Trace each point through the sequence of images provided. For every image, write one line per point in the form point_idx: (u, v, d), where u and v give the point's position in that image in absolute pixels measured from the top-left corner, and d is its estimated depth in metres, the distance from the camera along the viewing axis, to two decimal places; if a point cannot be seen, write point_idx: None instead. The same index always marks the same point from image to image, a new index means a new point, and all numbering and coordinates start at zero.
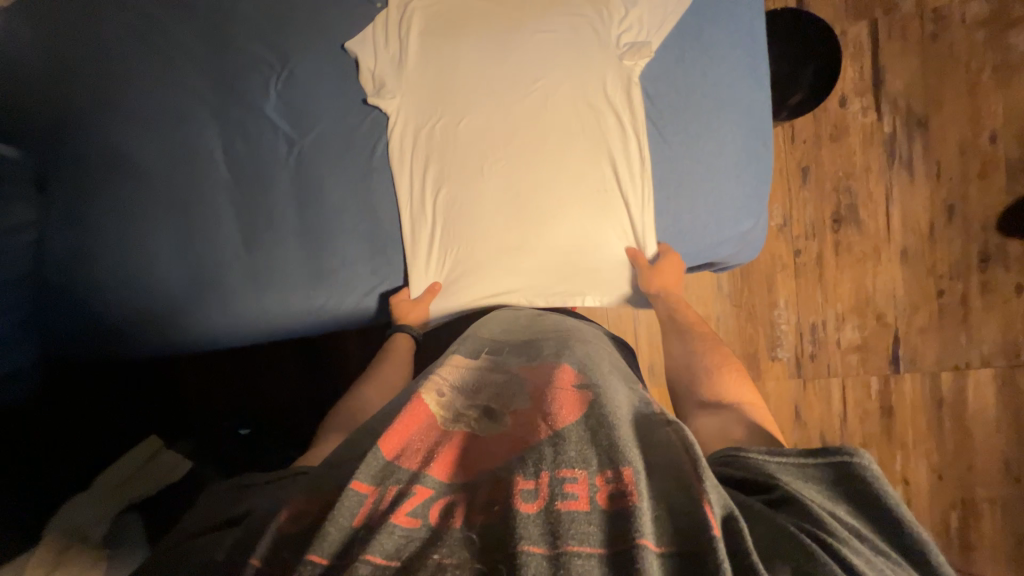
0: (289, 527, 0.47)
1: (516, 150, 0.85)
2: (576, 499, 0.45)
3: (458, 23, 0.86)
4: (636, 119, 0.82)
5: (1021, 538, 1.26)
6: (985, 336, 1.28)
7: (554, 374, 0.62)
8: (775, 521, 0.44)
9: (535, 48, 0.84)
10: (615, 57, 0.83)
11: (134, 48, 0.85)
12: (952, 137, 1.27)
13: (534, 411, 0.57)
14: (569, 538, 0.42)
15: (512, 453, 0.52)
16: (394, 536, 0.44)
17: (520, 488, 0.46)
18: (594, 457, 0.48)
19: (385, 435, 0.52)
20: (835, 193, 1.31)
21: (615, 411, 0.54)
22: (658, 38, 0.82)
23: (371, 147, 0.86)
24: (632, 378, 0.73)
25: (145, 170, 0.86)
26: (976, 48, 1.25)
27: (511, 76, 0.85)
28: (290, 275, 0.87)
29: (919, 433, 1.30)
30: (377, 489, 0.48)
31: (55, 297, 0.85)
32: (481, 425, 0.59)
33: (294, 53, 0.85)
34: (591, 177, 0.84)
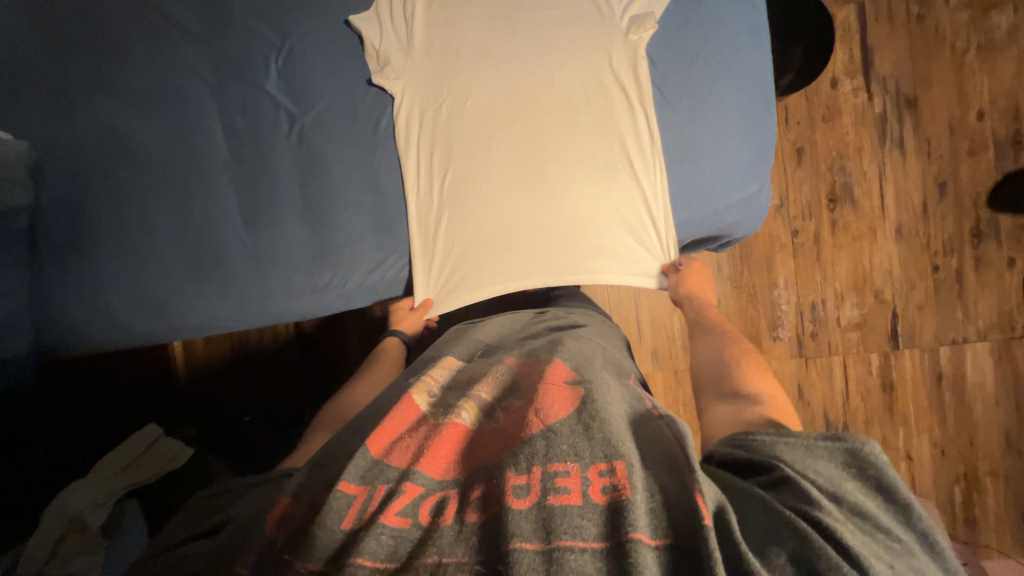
0: (275, 531, 0.49)
1: (522, 128, 0.84)
2: (569, 494, 0.45)
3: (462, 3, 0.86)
4: (642, 88, 0.82)
5: (1022, 509, 1.27)
6: (980, 310, 1.30)
7: (547, 369, 0.63)
8: (771, 507, 0.47)
9: (540, 25, 0.84)
10: (619, 30, 0.83)
11: (130, 27, 0.84)
12: (941, 116, 1.30)
13: (526, 405, 0.57)
14: (562, 534, 0.43)
15: (504, 450, 0.51)
16: (384, 538, 0.45)
17: (511, 484, 0.46)
18: (589, 449, 0.48)
19: (373, 435, 0.54)
20: (830, 173, 1.33)
21: (610, 406, 0.55)
22: (659, 9, 0.82)
23: (375, 123, 0.85)
24: (625, 369, 0.74)
25: (142, 149, 0.84)
26: (960, 29, 1.28)
27: (516, 53, 0.84)
28: (294, 254, 0.86)
29: (921, 409, 1.31)
30: (364, 489, 0.49)
31: (54, 279, 0.84)
32: (473, 419, 0.58)
33: (294, 28, 0.84)
34: (598, 151, 0.84)
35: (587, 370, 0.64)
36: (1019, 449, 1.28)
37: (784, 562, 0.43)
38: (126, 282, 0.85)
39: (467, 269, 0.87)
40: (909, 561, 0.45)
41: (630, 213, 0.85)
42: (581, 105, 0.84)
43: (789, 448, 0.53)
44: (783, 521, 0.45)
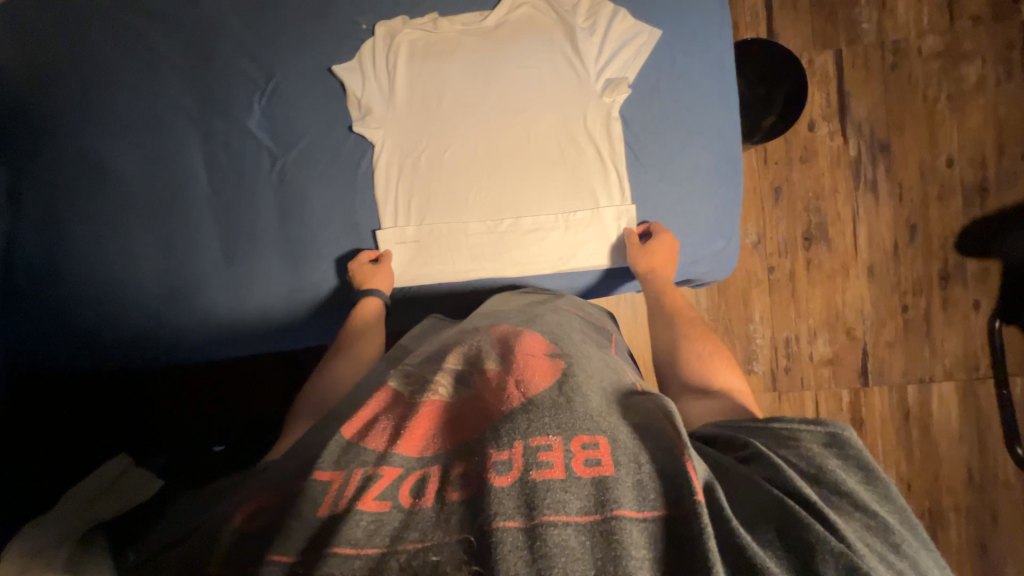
0: (245, 525, 0.45)
1: (499, 178, 0.88)
2: (552, 468, 0.42)
3: (445, 56, 0.88)
4: (613, 148, 0.87)
5: (983, 545, 1.31)
6: (947, 350, 1.34)
7: (523, 342, 0.62)
8: (760, 485, 0.44)
9: (520, 81, 0.88)
10: (594, 93, 0.87)
11: (116, 60, 0.86)
12: (912, 161, 1.34)
13: (504, 372, 0.54)
14: (545, 510, 0.40)
15: (483, 424, 0.48)
16: (362, 524, 0.41)
17: (493, 460, 0.43)
18: (571, 421, 0.46)
19: (348, 422, 0.51)
20: (806, 213, 1.36)
21: (586, 381, 0.54)
22: (632, 73, 0.87)
23: (354, 167, 0.88)
24: (603, 341, 0.75)
25: (126, 181, 0.86)
26: (931, 78, 1.33)
27: (496, 107, 0.88)
28: (272, 286, 0.89)
29: (888, 444, 1.35)
30: (338, 474, 0.46)
31: (29, 304, 0.85)
32: (449, 391, 0.54)
33: (280, 69, 0.88)
34: (569, 201, 0.87)
35: (562, 345, 0.63)
36: (982, 485, 1.32)
37: (776, 542, 0.41)
38: (107, 308, 0.86)
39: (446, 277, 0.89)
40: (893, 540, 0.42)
41: (595, 260, 0.88)
42: (553, 157, 0.87)
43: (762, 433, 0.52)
44: (776, 501, 0.42)
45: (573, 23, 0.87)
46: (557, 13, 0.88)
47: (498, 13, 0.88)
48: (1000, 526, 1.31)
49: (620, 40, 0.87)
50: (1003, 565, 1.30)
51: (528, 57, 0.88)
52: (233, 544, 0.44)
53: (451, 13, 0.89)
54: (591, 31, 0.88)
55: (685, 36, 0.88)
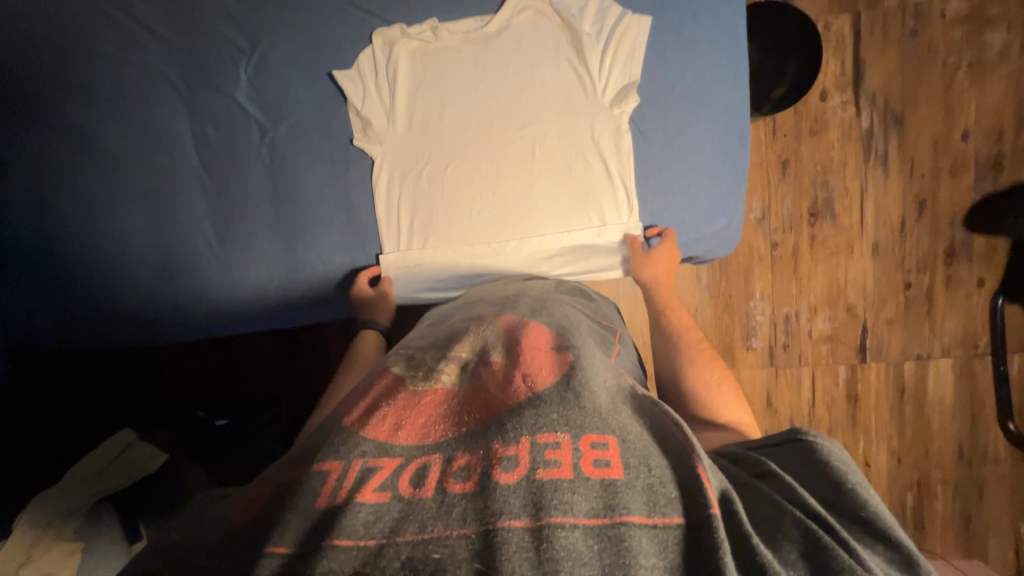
0: (239, 517, 0.45)
1: (500, 194, 0.87)
2: (559, 467, 0.42)
3: (446, 68, 0.86)
4: (620, 124, 0.84)
5: (966, 516, 1.34)
6: (947, 328, 1.34)
7: (529, 334, 0.62)
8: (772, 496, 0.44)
9: (524, 94, 0.85)
10: (594, 53, 0.83)
11: (93, 24, 0.82)
12: (926, 134, 1.30)
13: (508, 365, 0.55)
14: (552, 510, 0.40)
15: (485, 420, 0.48)
16: (361, 515, 0.41)
17: (500, 456, 0.43)
18: (579, 419, 0.46)
19: (347, 412, 0.51)
20: (813, 188, 1.33)
21: (595, 375, 0.54)
22: (637, 30, 0.82)
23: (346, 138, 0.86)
24: (609, 333, 0.74)
25: (112, 156, 0.85)
26: (954, 45, 1.27)
27: (500, 121, 0.86)
28: (266, 263, 0.88)
29: (882, 419, 1.36)
30: (337, 464, 0.44)
31: (22, 278, 0.85)
32: (453, 380, 0.55)
33: (264, 36, 0.83)
34: (569, 180, 0.86)
35: (568, 337, 0.63)
36: (970, 460, 1.34)
37: (793, 556, 0.40)
38: (101, 286, 0.86)
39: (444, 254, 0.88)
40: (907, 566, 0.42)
41: (589, 242, 0.87)
42: (551, 138, 0.86)
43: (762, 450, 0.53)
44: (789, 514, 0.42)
45: (580, 31, 0.82)
46: (560, 18, 0.84)
47: (501, 17, 0.83)
48: (984, 498, 1.34)
49: (630, 48, 0.82)
50: (984, 535, 1.34)
51: (533, 65, 0.85)
52: (228, 535, 0.44)
53: (449, 19, 0.84)
54: (598, 37, 0.83)
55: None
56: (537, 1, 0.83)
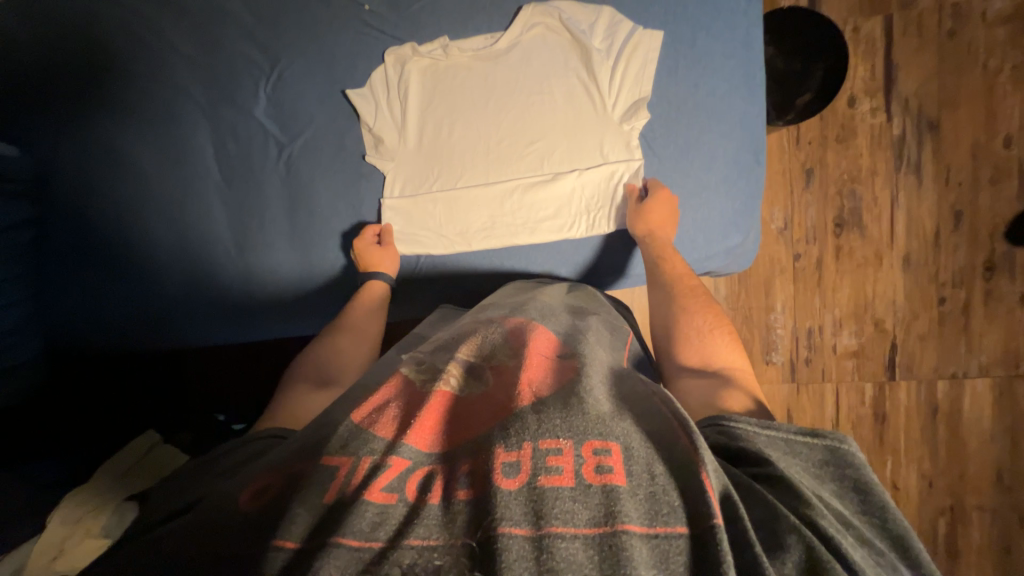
0: (250, 504, 0.45)
1: (508, 212, 0.87)
2: (561, 474, 0.42)
3: (455, 83, 0.87)
4: (628, 139, 0.83)
5: (1005, 546, 1.26)
6: (986, 346, 1.26)
7: (534, 338, 0.63)
8: (769, 502, 0.41)
9: (532, 110, 0.85)
10: (604, 67, 0.82)
11: (124, 46, 0.86)
12: (964, 140, 1.23)
13: (516, 368, 0.56)
14: (553, 519, 0.39)
15: (493, 422, 0.48)
16: (368, 514, 0.41)
17: (501, 461, 0.43)
18: (582, 425, 0.45)
19: (358, 408, 0.52)
20: (839, 197, 1.27)
21: (597, 383, 0.54)
22: (647, 46, 0.81)
23: (356, 151, 0.88)
24: (620, 333, 0.73)
25: (140, 169, 0.89)
26: (995, 46, 1.19)
27: (509, 137, 0.86)
28: (282, 274, 0.91)
29: (912, 440, 1.30)
30: (347, 460, 0.46)
31: (59, 285, 0.91)
32: (459, 383, 0.55)
33: (283, 54, 0.86)
34: (577, 198, 0.85)
35: (575, 345, 0.63)
36: (1010, 486, 1.26)
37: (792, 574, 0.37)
38: (129, 293, 0.91)
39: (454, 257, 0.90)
40: None
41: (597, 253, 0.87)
42: (559, 155, 0.85)
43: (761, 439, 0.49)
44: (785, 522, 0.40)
45: (589, 46, 0.81)
46: (570, 33, 0.83)
47: (511, 34, 0.83)
48: None
49: (641, 63, 0.81)
50: None
51: (542, 82, 0.85)
52: (239, 518, 0.44)
53: (460, 37, 0.85)
54: (608, 53, 0.82)
55: (709, 11, 0.80)
56: (543, 17, 0.83)
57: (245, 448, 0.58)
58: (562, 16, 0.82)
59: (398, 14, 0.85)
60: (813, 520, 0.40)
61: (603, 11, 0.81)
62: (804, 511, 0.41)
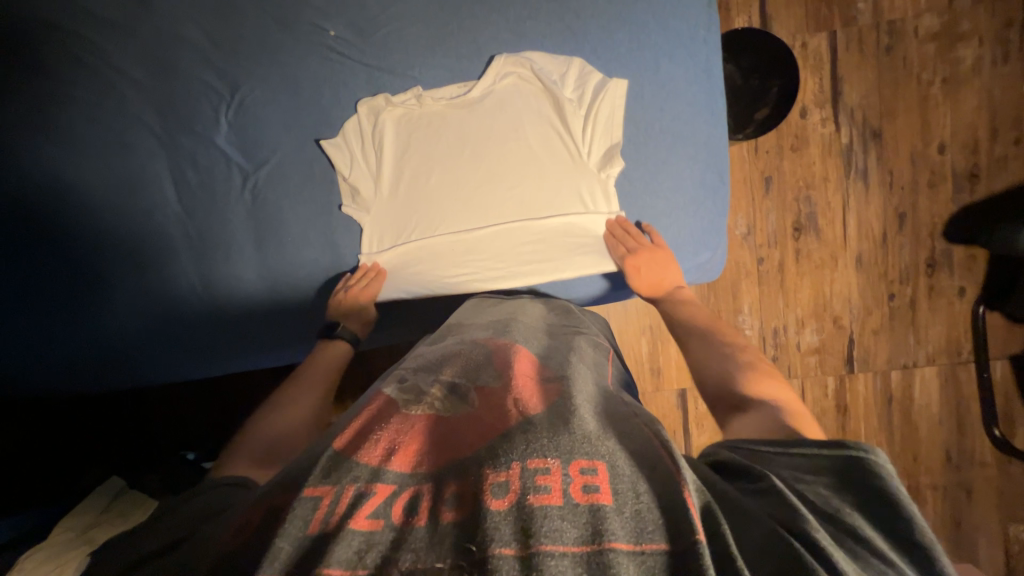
0: (234, 539, 0.41)
1: (491, 250, 0.87)
2: (549, 493, 0.38)
3: (429, 131, 0.87)
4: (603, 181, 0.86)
5: (957, 521, 1.36)
6: (931, 337, 1.36)
7: (517, 358, 0.60)
8: (757, 517, 0.40)
9: (509, 156, 0.87)
10: (572, 109, 0.85)
11: (68, 74, 0.82)
12: (904, 147, 1.32)
13: (502, 389, 0.53)
14: (542, 537, 0.35)
15: (475, 445, 0.45)
16: (353, 544, 0.37)
17: (490, 482, 0.40)
18: (569, 444, 0.43)
19: (338, 436, 0.49)
20: (796, 203, 1.34)
21: (585, 403, 0.51)
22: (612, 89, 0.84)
23: (326, 198, 0.87)
24: (603, 347, 0.74)
25: (90, 202, 0.84)
26: (927, 61, 1.29)
27: (485, 179, 0.87)
28: (253, 306, 0.88)
29: (871, 428, 1.38)
30: (328, 490, 0.41)
31: (3, 328, 0.85)
32: (445, 407, 0.53)
33: (244, 81, 0.83)
34: (553, 232, 0.87)
35: (560, 364, 0.61)
36: (957, 465, 1.36)
37: None
38: (82, 333, 0.86)
39: (430, 281, 0.88)
40: None
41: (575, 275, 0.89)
42: (539, 200, 0.86)
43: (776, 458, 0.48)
44: (772, 535, 0.38)
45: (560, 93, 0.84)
46: (542, 83, 0.86)
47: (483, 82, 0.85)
48: (973, 503, 1.36)
49: (609, 107, 0.84)
50: (973, 539, 1.36)
51: (516, 128, 0.87)
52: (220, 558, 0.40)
53: (432, 86, 0.86)
54: (580, 103, 0.85)
55: (672, 39, 0.84)
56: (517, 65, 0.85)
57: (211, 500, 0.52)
58: (533, 66, 0.84)
59: (365, 40, 0.83)
60: (803, 530, 0.38)
61: (573, 62, 0.84)
62: (793, 521, 0.39)
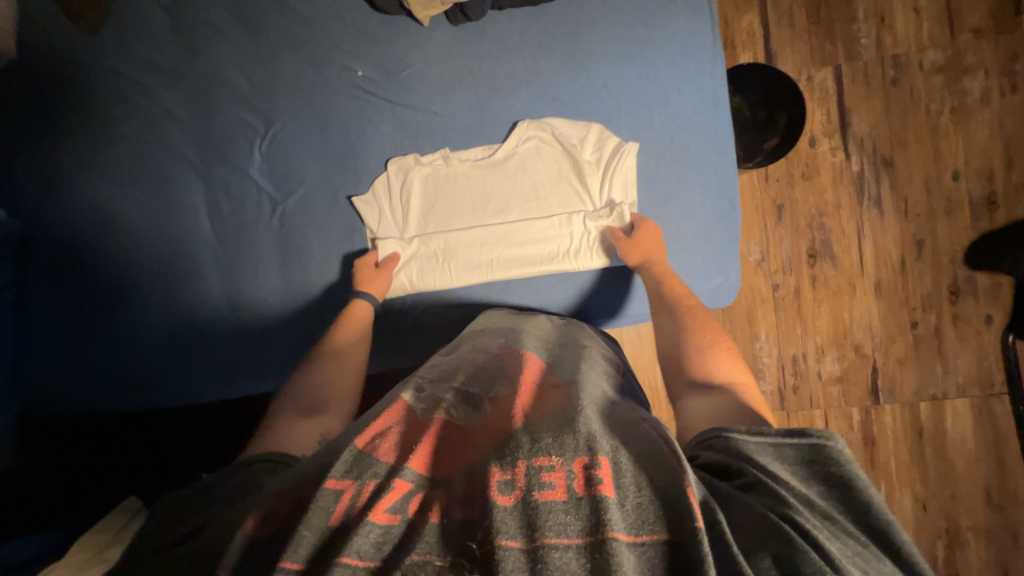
0: (261, 530, 0.42)
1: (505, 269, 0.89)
2: (554, 489, 0.40)
3: (455, 190, 0.91)
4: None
5: (1004, 568, 1.27)
6: (960, 367, 1.31)
7: (527, 366, 0.61)
8: (750, 508, 0.41)
9: (529, 214, 0.90)
10: (582, 141, 0.89)
11: (120, 113, 0.89)
12: (918, 175, 1.32)
13: (512, 396, 0.54)
14: (547, 531, 0.38)
15: (489, 445, 0.46)
16: (373, 534, 0.39)
17: (496, 479, 0.41)
18: (574, 443, 0.44)
19: (361, 433, 0.48)
20: (810, 230, 1.35)
21: (592, 406, 0.52)
22: (619, 123, 0.89)
23: (349, 240, 0.91)
24: (616, 361, 0.74)
25: (129, 229, 0.89)
26: (935, 92, 1.32)
27: (508, 237, 0.89)
28: (274, 328, 0.91)
29: (902, 464, 1.31)
30: (351, 483, 0.42)
31: (40, 348, 0.89)
32: (460, 415, 0.53)
33: (277, 117, 0.90)
34: (565, 253, 0.89)
35: (569, 371, 0.61)
36: (999, 505, 1.28)
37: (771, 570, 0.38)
38: (113, 352, 0.89)
39: (445, 303, 0.91)
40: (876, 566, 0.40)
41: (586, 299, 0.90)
42: (556, 254, 0.88)
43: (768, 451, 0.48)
44: (769, 526, 0.39)
45: (573, 123, 0.89)
46: (562, 146, 0.90)
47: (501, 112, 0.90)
48: (1021, 548, 1.27)
49: (615, 140, 0.88)
50: None
51: (537, 189, 0.90)
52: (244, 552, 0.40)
53: (451, 120, 0.90)
54: (597, 165, 0.89)
55: (679, 74, 0.88)
56: (533, 98, 0.90)
57: (238, 490, 0.51)
58: (554, 131, 0.89)
59: (390, 80, 0.90)
60: (791, 516, 0.40)
61: (584, 97, 0.89)
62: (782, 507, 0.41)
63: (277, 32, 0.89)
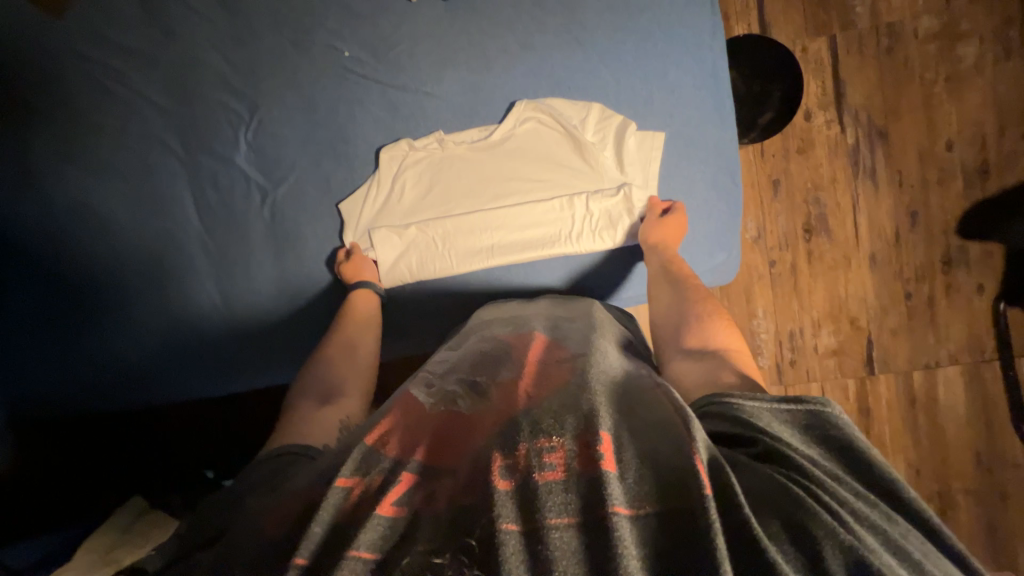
0: (279, 528, 0.42)
1: (508, 255, 0.87)
2: (554, 469, 0.40)
3: (452, 175, 0.88)
4: (625, 216, 0.87)
5: (994, 526, 1.31)
6: (952, 335, 1.34)
7: (531, 348, 0.60)
8: (760, 472, 0.42)
9: (530, 196, 0.88)
10: (583, 120, 0.87)
11: (95, 102, 0.85)
12: (912, 146, 1.32)
13: (517, 377, 0.53)
14: (548, 513, 0.37)
15: (493, 427, 0.46)
16: (378, 527, 0.39)
17: (497, 464, 0.41)
18: (577, 424, 0.44)
19: (369, 432, 0.50)
20: (805, 205, 1.34)
21: (601, 387, 0.50)
22: (617, 100, 0.87)
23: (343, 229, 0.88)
24: (629, 337, 0.73)
25: (112, 223, 0.86)
26: (929, 60, 1.30)
27: (508, 223, 0.87)
28: (272, 320, 0.89)
29: (896, 432, 1.35)
30: (359, 480, 0.43)
31: (27, 349, 0.87)
32: (469, 404, 0.52)
33: (262, 102, 0.86)
34: (567, 234, 0.87)
35: (577, 346, 0.61)
36: (990, 467, 1.32)
37: (779, 535, 0.38)
38: (104, 352, 0.87)
39: (447, 291, 0.89)
40: (894, 524, 0.39)
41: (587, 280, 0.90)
42: (559, 236, 0.87)
43: (763, 412, 0.49)
44: (779, 492, 0.40)
45: (571, 102, 0.87)
46: (562, 127, 0.87)
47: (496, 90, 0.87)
48: (1009, 506, 1.32)
49: (614, 119, 0.87)
50: (1012, 545, 1.31)
51: (537, 170, 0.88)
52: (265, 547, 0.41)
53: (444, 100, 0.87)
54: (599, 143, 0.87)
55: (677, 47, 0.86)
56: (528, 77, 0.87)
57: (263, 491, 0.51)
58: (553, 112, 0.87)
59: (379, 60, 0.86)
60: (797, 476, 0.41)
61: (579, 72, 0.86)
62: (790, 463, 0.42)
63: (256, 10, 0.85)
